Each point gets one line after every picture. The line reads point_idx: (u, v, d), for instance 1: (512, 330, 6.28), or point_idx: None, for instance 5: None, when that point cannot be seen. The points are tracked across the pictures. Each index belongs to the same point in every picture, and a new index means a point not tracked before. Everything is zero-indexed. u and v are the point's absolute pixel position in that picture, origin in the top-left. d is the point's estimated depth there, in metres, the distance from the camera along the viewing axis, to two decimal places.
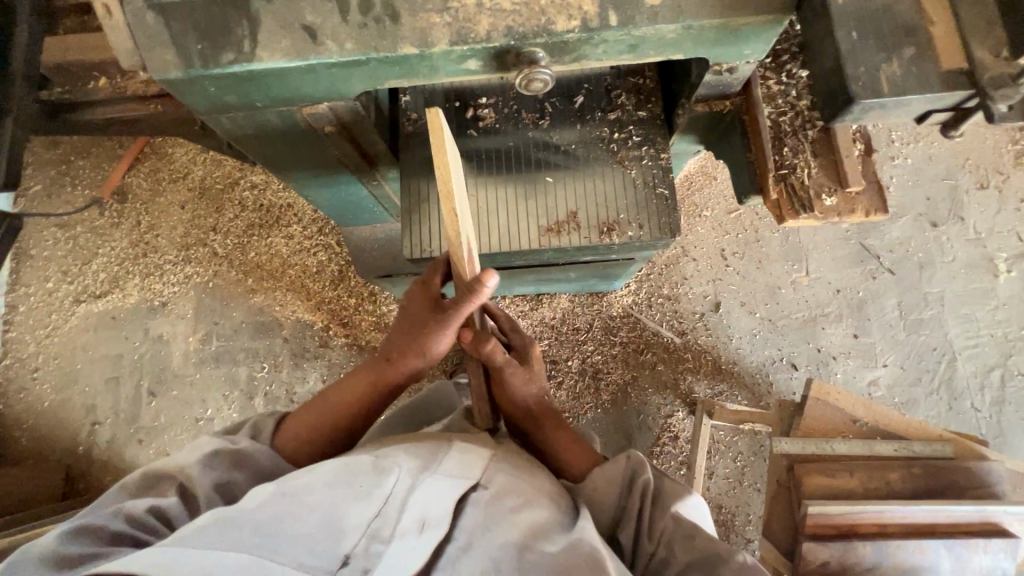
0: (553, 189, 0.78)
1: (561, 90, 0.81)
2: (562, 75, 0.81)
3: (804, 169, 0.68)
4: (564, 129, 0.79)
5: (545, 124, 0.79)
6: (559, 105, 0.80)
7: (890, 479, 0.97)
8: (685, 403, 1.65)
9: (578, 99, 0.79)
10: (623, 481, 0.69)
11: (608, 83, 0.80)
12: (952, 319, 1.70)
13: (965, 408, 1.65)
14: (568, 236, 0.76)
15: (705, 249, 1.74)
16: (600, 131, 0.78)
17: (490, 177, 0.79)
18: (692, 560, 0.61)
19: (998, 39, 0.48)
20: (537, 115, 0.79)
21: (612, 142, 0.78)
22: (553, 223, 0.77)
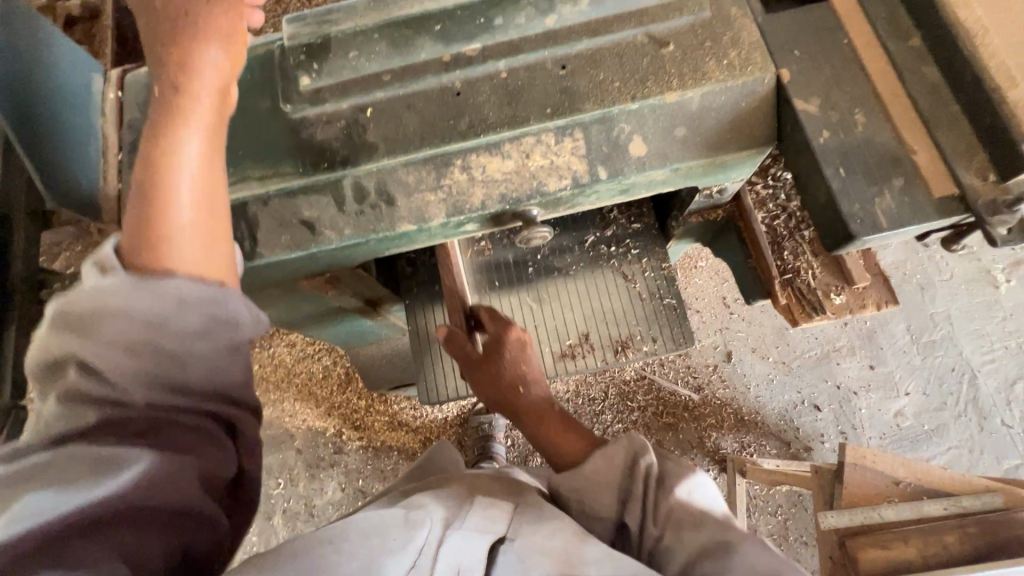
0: (561, 310, 0.80)
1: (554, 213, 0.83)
2: None
3: (808, 270, 0.68)
4: (562, 250, 0.81)
5: (546, 249, 0.81)
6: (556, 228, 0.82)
7: (947, 542, 0.93)
8: (714, 461, 1.61)
9: (572, 223, 0.82)
10: (624, 464, 0.61)
11: None
12: (963, 336, 1.68)
13: (997, 426, 1.61)
14: (582, 358, 0.78)
15: (707, 300, 1.73)
16: (597, 249, 0.81)
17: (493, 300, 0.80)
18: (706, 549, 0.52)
19: (983, 161, 0.48)
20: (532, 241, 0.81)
21: (611, 258, 0.80)
22: (565, 348, 0.79)
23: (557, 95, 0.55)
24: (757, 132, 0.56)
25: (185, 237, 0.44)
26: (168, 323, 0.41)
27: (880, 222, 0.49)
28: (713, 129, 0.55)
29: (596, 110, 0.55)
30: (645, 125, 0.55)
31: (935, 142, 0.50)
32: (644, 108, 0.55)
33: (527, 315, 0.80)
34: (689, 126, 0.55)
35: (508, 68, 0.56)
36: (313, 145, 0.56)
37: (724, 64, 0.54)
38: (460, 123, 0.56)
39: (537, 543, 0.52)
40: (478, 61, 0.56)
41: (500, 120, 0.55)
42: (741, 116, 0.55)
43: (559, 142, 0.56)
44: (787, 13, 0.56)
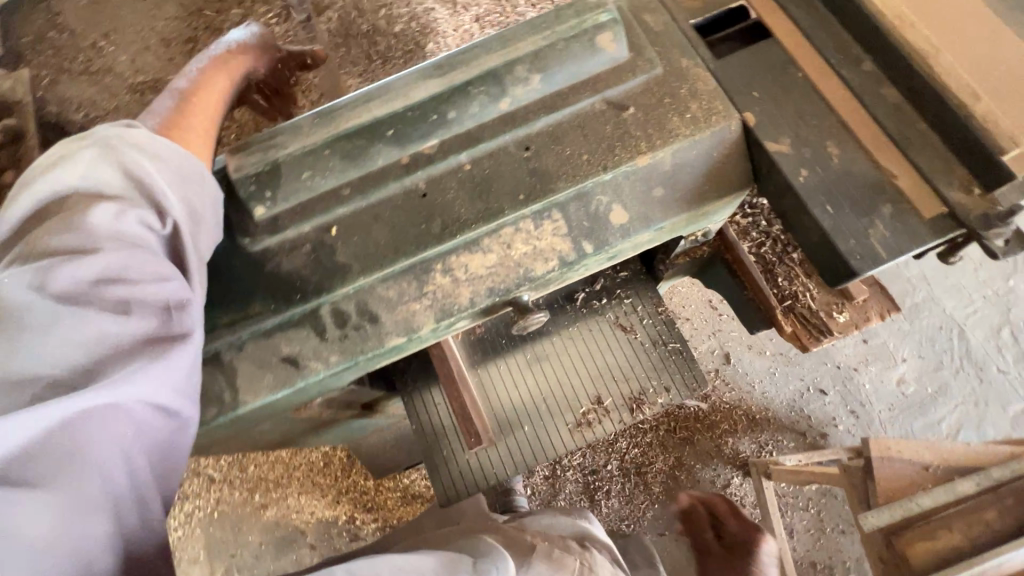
0: (568, 375, 0.77)
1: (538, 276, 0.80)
2: None
3: (806, 293, 0.67)
4: (555, 311, 0.78)
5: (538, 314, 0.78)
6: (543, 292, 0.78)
7: (989, 520, 0.93)
8: (735, 466, 1.57)
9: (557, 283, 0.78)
10: None
11: None
12: (943, 293, 1.71)
13: (994, 374, 1.64)
14: (599, 424, 0.76)
15: (694, 303, 1.69)
16: (589, 304, 0.78)
17: (495, 377, 0.77)
18: None
19: (961, 177, 0.49)
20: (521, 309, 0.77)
21: (605, 312, 0.78)
22: (580, 417, 0.76)
23: (527, 179, 0.53)
24: (733, 177, 0.55)
25: (194, 139, 0.53)
26: (198, 194, 0.47)
27: (878, 252, 0.48)
28: (690, 183, 0.54)
29: (570, 188, 0.53)
30: (622, 193, 0.54)
31: (912, 163, 0.50)
32: (617, 176, 0.53)
33: (532, 386, 0.77)
34: (666, 185, 0.54)
35: (472, 160, 0.54)
36: (285, 277, 0.53)
37: (688, 119, 0.53)
38: (433, 227, 0.53)
39: None
40: (439, 159, 0.54)
41: (474, 215, 0.53)
42: (714, 165, 0.54)
43: (538, 227, 0.53)
44: (736, 55, 0.56)
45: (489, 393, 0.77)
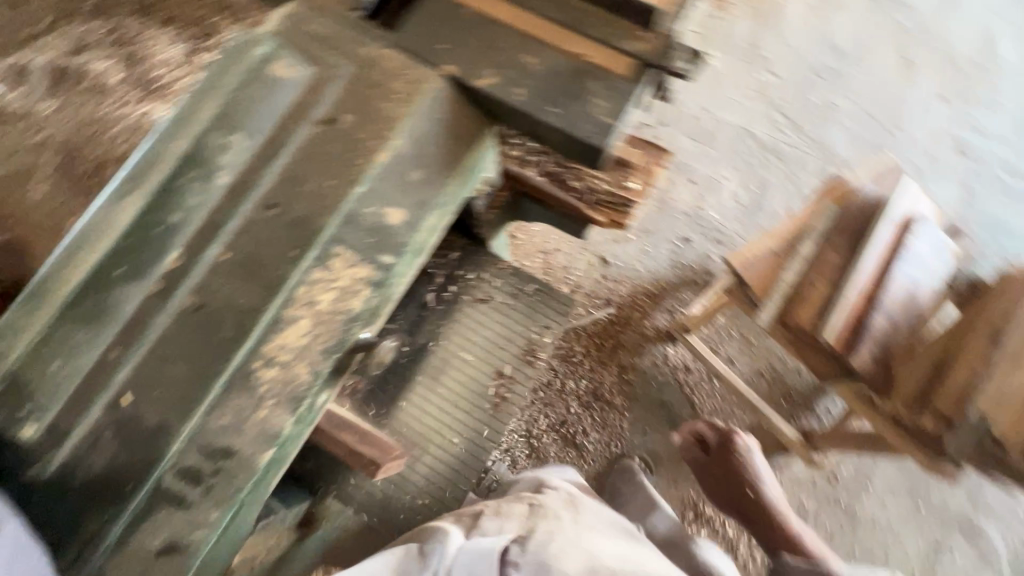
0: (478, 356, 0.93)
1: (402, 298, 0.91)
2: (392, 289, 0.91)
3: (597, 183, 0.71)
4: (439, 328, 0.91)
5: (422, 330, 0.91)
6: (414, 309, 0.91)
7: (833, 260, 1.11)
8: (663, 341, 1.75)
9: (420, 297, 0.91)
10: None
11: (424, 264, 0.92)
12: (723, 111, 1.98)
13: (788, 150, 1.94)
14: (515, 377, 0.98)
15: (552, 234, 1.86)
16: (456, 296, 0.93)
17: (423, 393, 0.89)
18: None
19: (629, 29, 0.55)
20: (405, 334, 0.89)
21: (473, 292, 0.94)
22: (500, 379, 0.95)
23: (290, 232, 0.51)
24: (471, 125, 0.57)
25: None
26: None
27: (608, 122, 0.53)
28: (438, 150, 0.55)
29: (336, 218, 0.51)
30: (388, 194, 0.53)
31: (591, 37, 0.55)
32: (373, 182, 0.52)
33: (458, 382, 0.91)
34: (420, 166, 0.54)
35: (224, 246, 0.51)
36: (105, 477, 0.47)
37: (398, 98, 0.54)
38: (226, 330, 0.49)
39: None
40: (192, 266, 0.50)
41: (259, 296, 0.49)
42: (448, 124, 0.55)
43: (329, 269, 0.51)
44: (409, 20, 0.57)
45: (425, 409, 0.89)
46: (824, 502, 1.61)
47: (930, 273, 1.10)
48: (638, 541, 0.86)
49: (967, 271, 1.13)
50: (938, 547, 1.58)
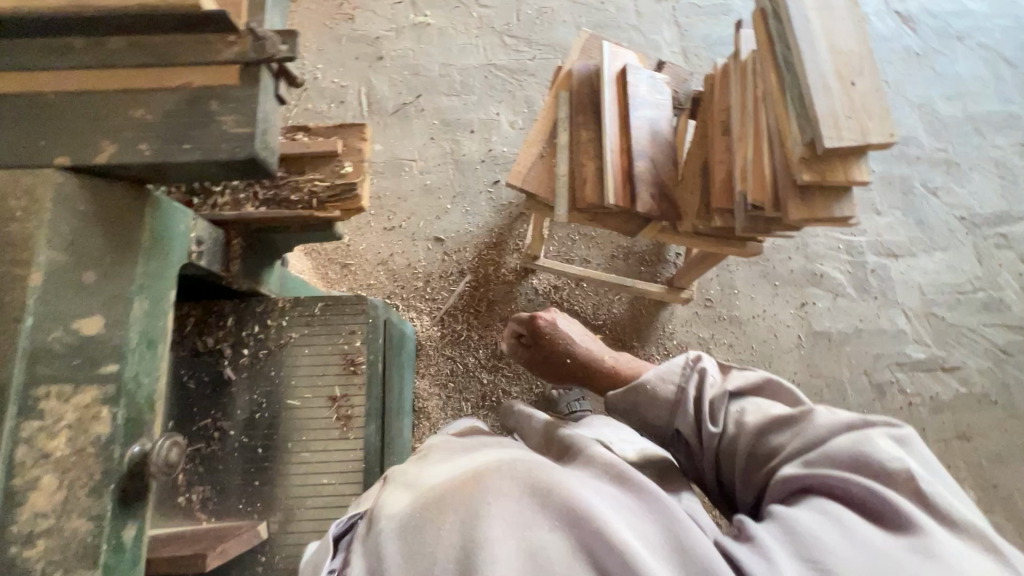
0: (302, 391, 0.97)
1: (210, 381, 0.97)
2: (194, 380, 0.97)
3: (312, 185, 0.74)
4: (261, 396, 0.97)
5: (243, 398, 0.97)
6: (229, 386, 0.97)
7: (587, 135, 1.22)
8: (524, 277, 1.84)
9: (227, 373, 0.97)
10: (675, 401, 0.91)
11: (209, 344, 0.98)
12: (463, 58, 2.06)
13: (532, 64, 2.08)
14: (349, 389, 0.97)
15: (382, 243, 1.85)
16: (258, 355, 0.98)
17: (270, 451, 0.95)
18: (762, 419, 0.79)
19: (217, 42, 0.61)
20: (223, 410, 0.96)
21: (270, 342, 0.98)
22: (334, 398, 0.97)
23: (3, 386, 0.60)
24: (125, 212, 0.67)
25: None
26: None
27: (243, 130, 0.60)
28: (104, 247, 0.65)
29: (32, 355, 0.61)
30: (76, 309, 0.63)
31: (192, 65, 0.61)
32: (50, 306, 0.61)
33: (296, 424, 0.96)
34: (92, 269, 0.64)
35: None
36: None
37: (30, 215, 0.61)
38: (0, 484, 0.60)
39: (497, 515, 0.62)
40: None
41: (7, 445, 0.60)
42: (99, 220, 0.65)
43: (57, 401, 0.63)
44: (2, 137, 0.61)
45: (276, 460, 0.94)
46: (714, 325, 1.83)
47: (660, 106, 1.24)
48: (484, 449, 0.81)
49: (685, 90, 1.31)
50: (806, 305, 1.86)
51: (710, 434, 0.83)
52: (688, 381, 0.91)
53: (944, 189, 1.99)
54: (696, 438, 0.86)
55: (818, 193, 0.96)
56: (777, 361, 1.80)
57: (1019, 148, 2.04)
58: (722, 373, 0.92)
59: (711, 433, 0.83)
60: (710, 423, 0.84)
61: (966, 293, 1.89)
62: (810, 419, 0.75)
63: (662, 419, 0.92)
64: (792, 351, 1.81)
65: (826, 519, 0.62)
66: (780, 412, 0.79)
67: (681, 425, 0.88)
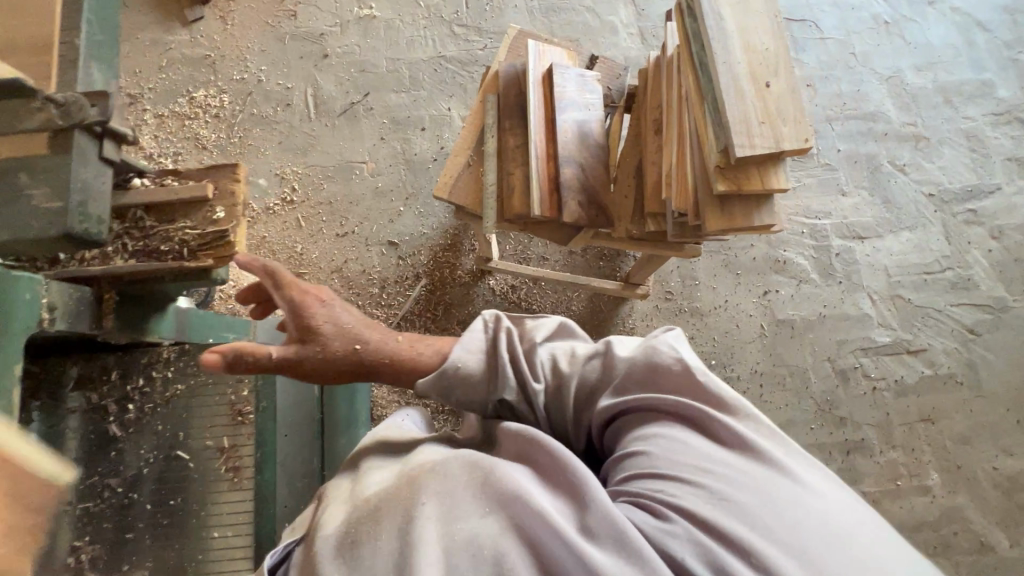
0: (197, 445, 0.96)
1: (94, 439, 0.90)
2: (73, 442, 0.89)
3: (184, 234, 0.80)
4: (157, 451, 0.93)
5: (133, 457, 0.92)
6: (118, 443, 0.92)
7: (516, 143, 1.17)
8: (481, 279, 1.81)
9: (113, 429, 0.92)
10: (489, 369, 0.80)
11: (94, 401, 0.91)
12: (412, 52, 1.99)
13: (484, 54, 2.00)
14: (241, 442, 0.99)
15: (334, 250, 1.81)
16: (149, 408, 0.95)
17: (176, 507, 0.92)
18: (575, 363, 0.78)
19: None
20: (117, 471, 0.90)
21: (161, 396, 0.96)
22: (224, 449, 0.97)
23: None
24: None
25: None
26: None
27: None
28: None
29: None
30: None
31: None
32: None
33: (194, 479, 0.94)
34: None
35: None
36: None
37: None
38: None
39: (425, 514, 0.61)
40: None
41: None
42: None
43: None
44: None
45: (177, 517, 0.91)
46: (675, 318, 1.80)
47: (589, 107, 1.19)
48: (419, 452, 0.78)
49: (617, 86, 1.26)
50: (770, 293, 1.82)
51: (535, 393, 0.77)
52: (490, 338, 0.82)
53: (913, 165, 1.93)
54: (522, 401, 0.78)
55: (737, 202, 0.92)
56: (740, 351, 1.78)
57: (991, 118, 1.97)
58: (518, 327, 0.85)
59: (536, 391, 0.76)
60: (534, 382, 0.77)
61: (935, 273, 1.85)
62: (621, 352, 0.76)
63: (477, 395, 0.80)
64: (755, 341, 1.79)
65: (653, 439, 0.65)
66: (583, 350, 0.80)
67: (502, 395, 0.78)
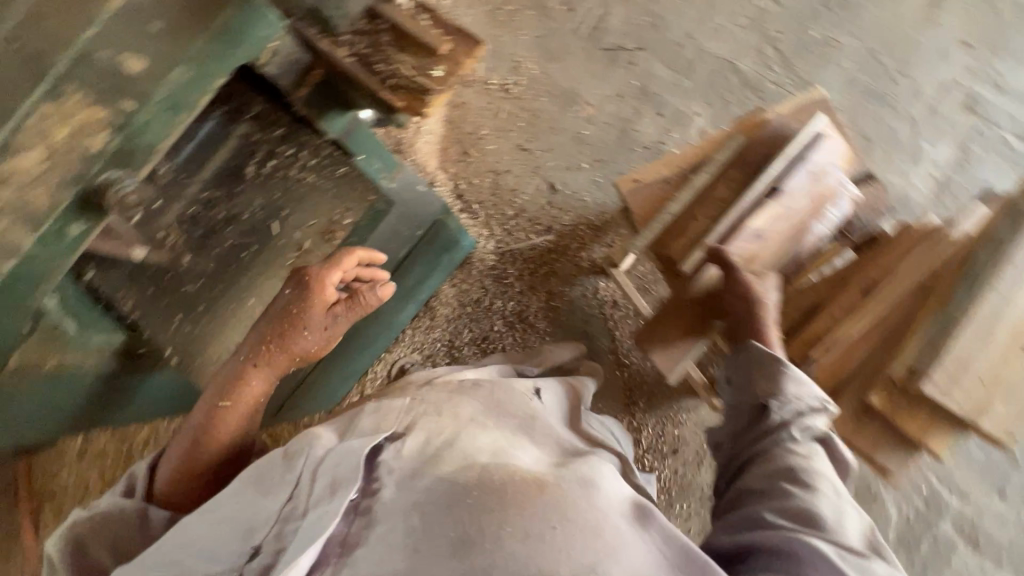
0: (286, 229, 1.09)
1: (227, 170, 1.07)
2: (213, 162, 1.06)
3: (401, 66, 0.80)
4: (258, 209, 1.08)
5: (239, 199, 1.07)
6: (238, 184, 1.07)
7: (722, 195, 1.07)
8: (596, 273, 1.75)
9: (246, 170, 1.08)
10: (800, 395, 0.90)
11: (247, 145, 1.07)
12: (709, 40, 1.84)
13: (770, 89, 1.81)
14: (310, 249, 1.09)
15: (507, 156, 1.82)
16: (275, 175, 1.08)
17: (250, 260, 1.07)
18: (814, 474, 0.83)
19: None
20: (224, 200, 1.06)
21: (288, 173, 1.08)
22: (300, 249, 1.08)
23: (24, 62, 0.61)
24: None
25: None
26: None
27: None
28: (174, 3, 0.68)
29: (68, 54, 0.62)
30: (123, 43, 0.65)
31: None
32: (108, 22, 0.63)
33: (269, 252, 1.08)
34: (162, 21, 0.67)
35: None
36: None
37: None
38: None
39: (551, 514, 0.69)
40: None
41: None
42: None
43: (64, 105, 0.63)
44: None
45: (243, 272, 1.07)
46: None
47: (818, 219, 1.05)
48: (518, 440, 0.83)
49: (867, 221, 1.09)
50: None
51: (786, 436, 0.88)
52: (816, 406, 0.89)
53: None
54: (773, 426, 0.89)
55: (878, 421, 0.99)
56: None
57: None
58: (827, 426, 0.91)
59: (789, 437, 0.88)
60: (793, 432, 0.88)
61: None
62: (831, 511, 0.79)
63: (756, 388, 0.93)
64: None
65: None
66: (817, 466, 0.84)
67: (772, 407, 0.90)
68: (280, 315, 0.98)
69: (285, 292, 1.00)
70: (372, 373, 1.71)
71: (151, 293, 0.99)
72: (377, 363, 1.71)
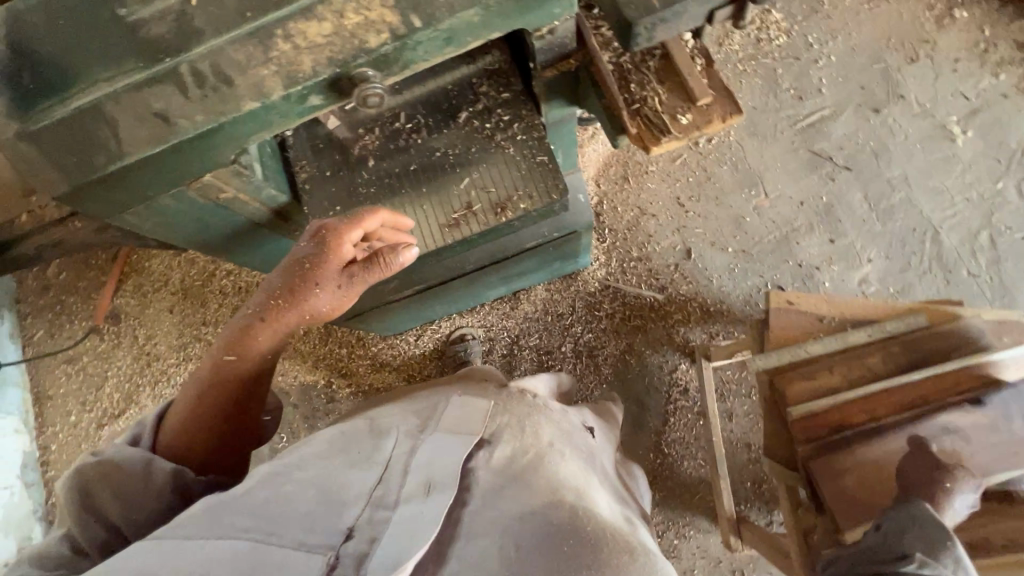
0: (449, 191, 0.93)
1: (436, 96, 0.95)
2: (433, 85, 0.95)
3: (654, 97, 0.80)
4: (449, 151, 0.93)
5: (428, 132, 0.94)
6: (432, 119, 0.94)
7: (871, 363, 1.03)
8: (684, 354, 1.68)
9: (461, 115, 0.94)
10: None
11: (471, 81, 0.95)
12: (922, 196, 1.69)
13: (959, 276, 1.64)
14: (470, 224, 0.91)
15: (661, 202, 1.76)
16: (475, 127, 0.93)
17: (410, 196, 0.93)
18: None
19: None
20: (415, 130, 0.94)
21: (486, 130, 0.93)
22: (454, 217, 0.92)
23: None
24: None
25: None
26: None
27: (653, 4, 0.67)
28: None
29: None
30: None
31: None
32: None
33: (426, 199, 0.92)
34: None
35: None
36: (149, 42, 0.61)
37: None
38: None
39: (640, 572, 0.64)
40: None
41: None
42: None
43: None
44: None
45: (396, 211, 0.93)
46: None
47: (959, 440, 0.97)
48: (590, 476, 0.79)
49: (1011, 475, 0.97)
50: None
51: None
52: None
53: None
54: None
55: None
56: None
57: None
58: None
59: None
60: None
61: None
62: None
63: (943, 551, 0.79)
64: None
65: None
66: None
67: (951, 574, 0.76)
68: (289, 269, 0.75)
69: (298, 247, 0.78)
70: (436, 326, 1.75)
71: (323, 173, 0.93)
72: (443, 320, 1.74)
